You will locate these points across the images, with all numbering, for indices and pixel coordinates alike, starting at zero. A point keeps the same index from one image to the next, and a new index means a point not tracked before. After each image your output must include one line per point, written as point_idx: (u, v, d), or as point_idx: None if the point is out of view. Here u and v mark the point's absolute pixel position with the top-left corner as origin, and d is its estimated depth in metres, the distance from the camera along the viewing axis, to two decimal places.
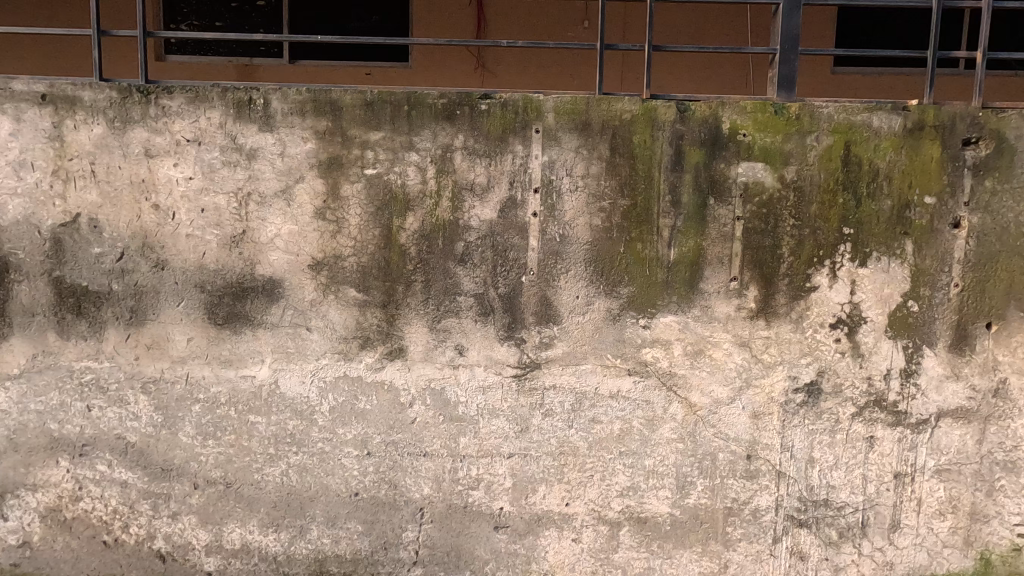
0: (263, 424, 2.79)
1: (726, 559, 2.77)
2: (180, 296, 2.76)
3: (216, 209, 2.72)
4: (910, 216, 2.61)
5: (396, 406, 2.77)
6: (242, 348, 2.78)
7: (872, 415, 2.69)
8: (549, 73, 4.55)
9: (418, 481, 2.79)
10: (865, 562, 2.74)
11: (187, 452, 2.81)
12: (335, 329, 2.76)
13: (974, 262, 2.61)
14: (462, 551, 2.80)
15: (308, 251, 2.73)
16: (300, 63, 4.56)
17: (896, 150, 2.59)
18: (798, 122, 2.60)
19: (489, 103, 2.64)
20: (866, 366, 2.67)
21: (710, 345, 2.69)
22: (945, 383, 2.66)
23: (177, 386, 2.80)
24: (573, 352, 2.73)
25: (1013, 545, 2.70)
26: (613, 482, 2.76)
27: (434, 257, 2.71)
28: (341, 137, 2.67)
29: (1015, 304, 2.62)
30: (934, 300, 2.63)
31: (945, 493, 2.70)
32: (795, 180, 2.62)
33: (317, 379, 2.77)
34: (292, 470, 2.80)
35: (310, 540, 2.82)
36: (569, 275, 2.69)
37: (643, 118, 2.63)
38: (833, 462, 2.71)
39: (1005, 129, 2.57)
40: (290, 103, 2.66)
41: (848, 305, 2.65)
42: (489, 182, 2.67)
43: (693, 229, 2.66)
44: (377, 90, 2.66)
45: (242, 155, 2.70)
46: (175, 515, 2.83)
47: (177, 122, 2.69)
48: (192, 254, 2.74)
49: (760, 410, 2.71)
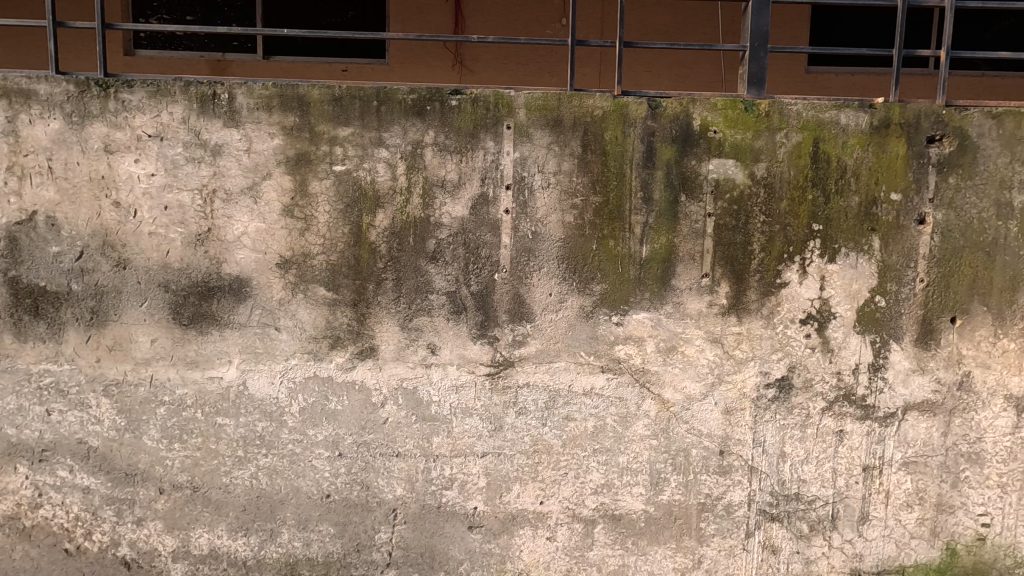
0: (231, 426, 2.73)
1: (699, 554, 2.78)
2: (143, 296, 2.69)
3: (180, 206, 2.65)
4: (877, 212, 2.64)
5: (368, 406, 2.73)
6: (208, 348, 2.71)
7: (841, 410, 2.72)
8: (528, 71, 4.51)
9: (391, 482, 2.75)
10: (835, 554, 2.78)
11: (152, 456, 2.73)
12: (305, 329, 2.71)
13: (939, 258, 2.66)
14: (436, 552, 2.77)
15: (277, 249, 2.67)
16: (274, 59, 4.48)
17: (863, 147, 2.63)
18: (768, 118, 2.62)
19: (459, 99, 2.61)
20: (835, 361, 2.70)
21: (683, 341, 2.70)
22: (911, 376, 2.70)
23: (140, 388, 2.72)
24: (546, 350, 2.71)
25: (978, 535, 2.75)
26: (587, 479, 2.76)
27: (406, 255, 2.67)
28: (309, 133, 2.62)
29: (979, 299, 2.67)
30: (901, 295, 2.67)
31: (912, 485, 2.74)
32: (765, 176, 2.63)
33: (286, 380, 2.72)
34: (261, 472, 2.74)
35: (280, 543, 2.77)
36: (541, 272, 2.68)
37: (614, 115, 2.62)
38: (804, 456, 2.74)
39: (968, 126, 2.61)
40: (255, 98, 2.60)
41: (818, 301, 2.67)
42: (460, 179, 2.64)
43: (665, 226, 2.66)
44: (346, 85, 2.61)
45: (207, 151, 2.63)
46: (140, 521, 2.76)
47: (138, 117, 2.61)
48: (155, 253, 2.67)
49: (733, 406, 2.73)
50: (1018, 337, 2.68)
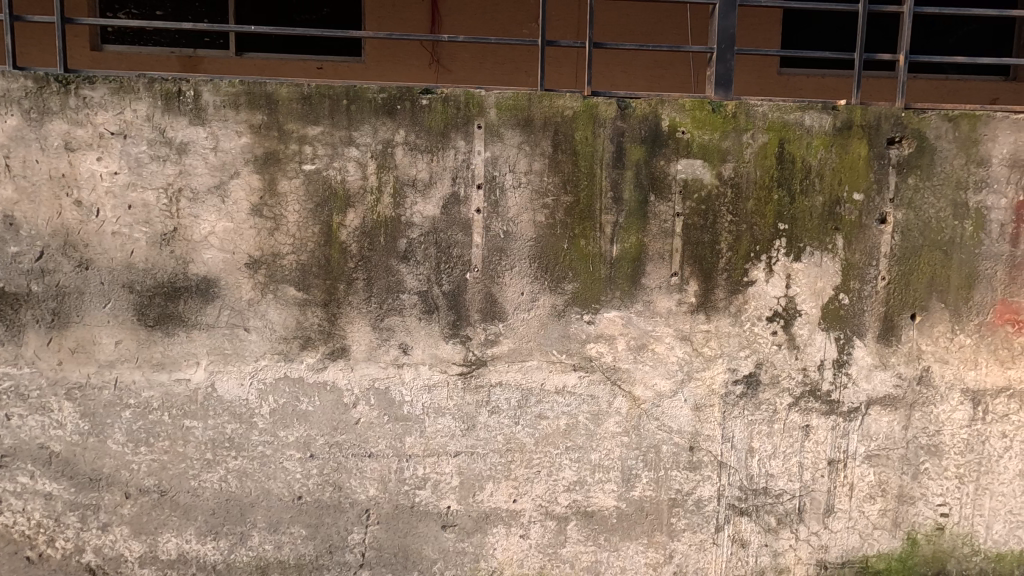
0: (200, 429, 2.69)
1: (670, 549, 2.82)
2: (107, 297, 2.63)
3: (144, 205, 2.60)
4: (840, 212, 2.71)
5: (340, 406, 2.71)
6: (175, 349, 2.67)
7: (807, 405, 2.78)
8: (505, 71, 4.50)
9: (363, 482, 2.74)
10: (802, 546, 2.84)
11: (117, 460, 2.68)
12: (275, 329, 2.68)
13: (899, 256, 2.73)
14: (409, 552, 2.77)
15: (245, 249, 2.64)
16: (247, 56, 4.41)
17: (826, 148, 2.69)
18: (734, 119, 2.66)
19: (430, 98, 2.60)
20: (801, 358, 2.76)
21: (653, 339, 2.74)
22: (874, 372, 2.77)
23: (105, 391, 2.67)
24: (518, 349, 2.73)
25: (937, 524, 2.84)
26: (560, 477, 2.78)
27: (377, 255, 2.66)
28: (277, 132, 2.59)
29: (937, 296, 2.75)
30: (863, 293, 2.74)
31: (874, 477, 2.82)
32: (732, 176, 2.68)
33: (256, 381, 2.69)
34: (231, 475, 2.70)
35: (251, 547, 2.74)
36: (513, 271, 2.69)
37: (584, 115, 2.64)
38: (771, 451, 2.79)
39: (926, 128, 2.68)
40: (222, 96, 2.57)
41: (784, 299, 2.73)
42: (431, 178, 2.64)
43: (635, 226, 2.69)
44: (315, 84, 2.59)
45: (172, 149, 2.59)
46: (105, 526, 2.70)
47: (100, 114, 2.56)
48: (119, 253, 2.62)
49: (702, 402, 2.77)
50: (974, 333, 2.77)
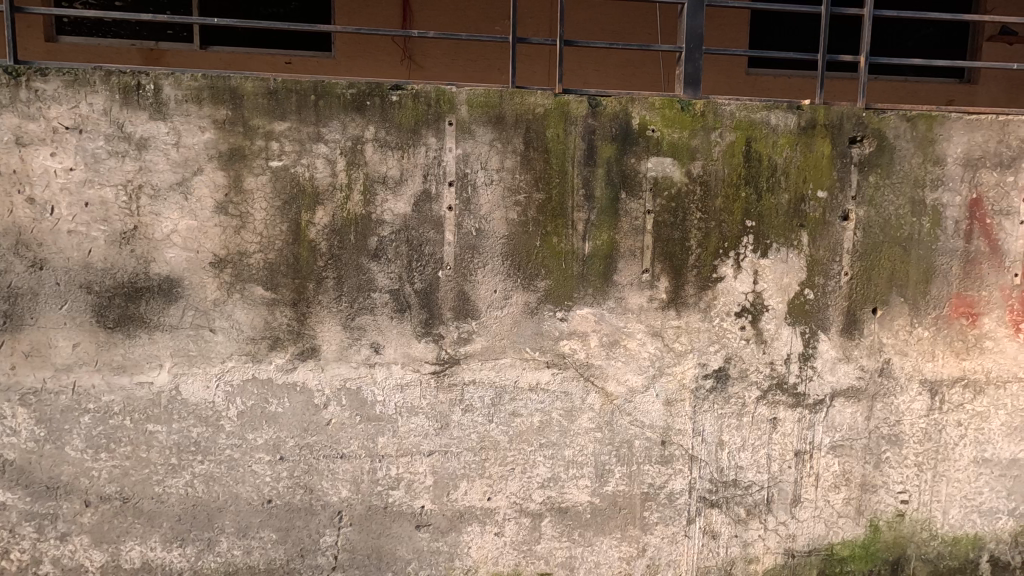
0: (164, 433, 2.61)
1: (644, 542, 2.86)
2: (63, 298, 2.53)
3: (102, 203, 2.51)
4: (805, 209, 2.77)
5: (310, 407, 2.66)
6: (137, 352, 2.59)
7: (774, 398, 2.84)
8: (478, 68, 4.48)
9: (335, 484, 2.70)
10: (770, 536, 2.91)
11: (76, 467, 2.58)
12: (241, 330, 2.62)
13: (861, 252, 2.81)
14: (383, 553, 2.74)
15: (209, 248, 2.57)
16: (212, 50, 4.28)
17: (791, 147, 2.75)
18: (703, 118, 2.70)
19: (400, 94, 2.57)
20: (768, 352, 2.82)
21: (625, 336, 2.76)
22: (838, 364, 2.85)
23: (62, 396, 2.57)
24: (491, 347, 2.72)
25: (897, 511, 2.94)
26: (534, 474, 2.78)
27: (347, 253, 2.62)
28: (242, 127, 2.53)
29: (897, 291, 2.84)
30: (827, 288, 2.82)
31: (839, 467, 2.90)
32: (701, 174, 2.72)
33: (222, 383, 2.62)
34: (197, 480, 2.63)
35: (219, 553, 2.67)
36: (486, 269, 2.68)
37: (556, 113, 2.65)
38: (741, 443, 2.85)
39: (885, 128, 2.77)
40: (184, 90, 2.49)
41: (752, 294, 2.78)
42: (402, 175, 2.61)
43: (607, 223, 2.71)
44: (281, 78, 2.53)
45: (131, 145, 2.50)
46: (64, 536, 2.60)
47: (54, 108, 2.46)
48: (76, 252, 2.52)
49: (673, 397, 2.81)
50: (932, 325, 2.87)
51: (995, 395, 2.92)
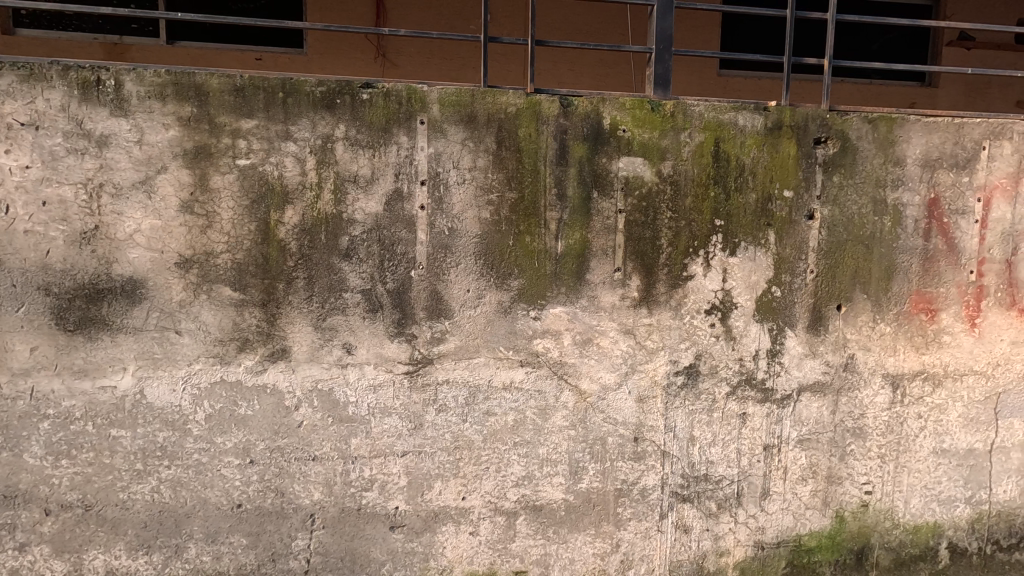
0: (128, 438, 2.55)
1: (617, 538, 2.89)
2: (19, 300, 2.45)
3: (61, 202, 2.44)
4: (772, 208, 2.83)
5: (281, 410, 2.63)
6: (99, 355, 2.52)
7: (743, 394, 2.90)
8: (453, 67, 4.46)
9: (307, 487, 2.67)
10: (740, 529, 2.97)
11: (35, 475, 2.50)
12: (209, 331, 2.56)
13: (826, 250, 2.89)
14: (357, 555, 2.72)
15: (174, 248, 2.51)
16: (179, 45, 4.18)
17: (758, 147, 2.80)
18: (672, 119, 2.74)
19: (370, 92, 2.55)
20: (737, 349, 2.87)
21: (598, 334, 2.78)
22: (804, 360, 2.92)
23: (19, 402, 2.48)
24: (464, 347, 2.72)
25: (862, 502, 3.03)
26: (508, 473, 2.79)
27: (317, 252, 2.58)
28: (208, 125, 2.48)
29: (860, 288, 2.92)
30: (794, 286, 2.88)
31: (806, 460, 2.97)
32: (671, 174, 2.76)
33: (189, 387, 2.57)
34: (163, 485, 2.58)
35: (186, 559, 2.62)
36: (458, 269, 2.68)
37: (527, 113, 2.66)
38: (711, 438, 2.90)
39: (848, 130, 2.84)
40: (146, 86, 2.43)
41: (721, 292, 2.83)
42: (373, 174, 2.59)
43: (579, 222, 2.73)
44: (248, 75, 2.48)
45: (91, 142, 2.43)
46: (23, 547, 2.52)
47: (8, 104, 2.37)
48: (33, 253, 2.44)
49: (645, 394, 2.84)
50: (893, 321, 2.96)
51: (952, 388, 3.03)
